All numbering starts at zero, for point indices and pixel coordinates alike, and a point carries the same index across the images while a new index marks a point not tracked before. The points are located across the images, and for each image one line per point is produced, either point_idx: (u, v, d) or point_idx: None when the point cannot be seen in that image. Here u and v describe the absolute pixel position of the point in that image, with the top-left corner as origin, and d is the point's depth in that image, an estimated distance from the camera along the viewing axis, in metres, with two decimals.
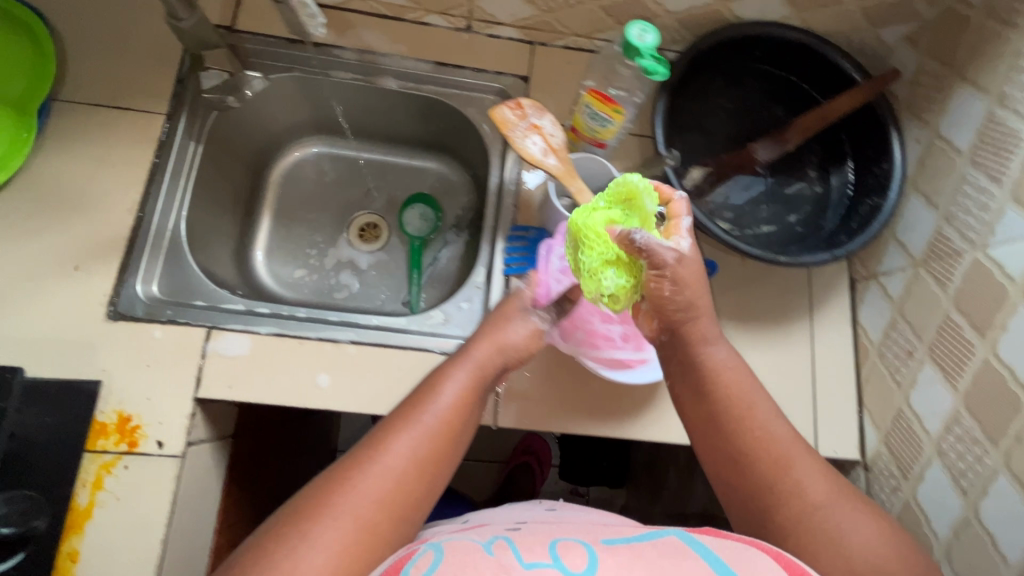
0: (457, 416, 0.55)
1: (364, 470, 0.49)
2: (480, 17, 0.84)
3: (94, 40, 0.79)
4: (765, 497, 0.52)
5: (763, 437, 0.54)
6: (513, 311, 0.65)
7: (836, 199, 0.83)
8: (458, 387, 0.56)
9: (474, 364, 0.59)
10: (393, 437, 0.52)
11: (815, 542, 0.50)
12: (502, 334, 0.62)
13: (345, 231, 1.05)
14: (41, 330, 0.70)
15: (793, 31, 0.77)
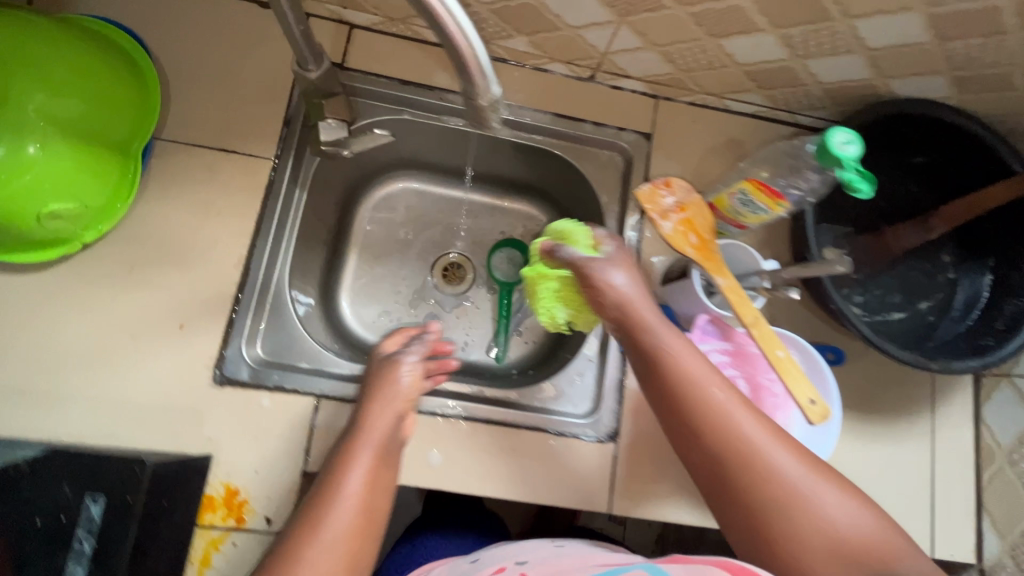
0: (374, 465, 0.56)
1: (308, 533, 0.49)
2: (608, 69, 0.78)
3: (198, 73, 0.74)
4: (740, 499, 0.50)
5: (736, 438, 0.51)
6: (383, 362, 0.67)
7: (971, 289, 0.77)
8: (382, 427, 0.59)
9: (374, 444, 0.57)
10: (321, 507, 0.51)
11: (797, 543, 0.47)
12: (391, 387, 0.63)
13: (429, 272, 0.98)
14: (148, 393, 0.66)
15: (955, 112, 0.71)
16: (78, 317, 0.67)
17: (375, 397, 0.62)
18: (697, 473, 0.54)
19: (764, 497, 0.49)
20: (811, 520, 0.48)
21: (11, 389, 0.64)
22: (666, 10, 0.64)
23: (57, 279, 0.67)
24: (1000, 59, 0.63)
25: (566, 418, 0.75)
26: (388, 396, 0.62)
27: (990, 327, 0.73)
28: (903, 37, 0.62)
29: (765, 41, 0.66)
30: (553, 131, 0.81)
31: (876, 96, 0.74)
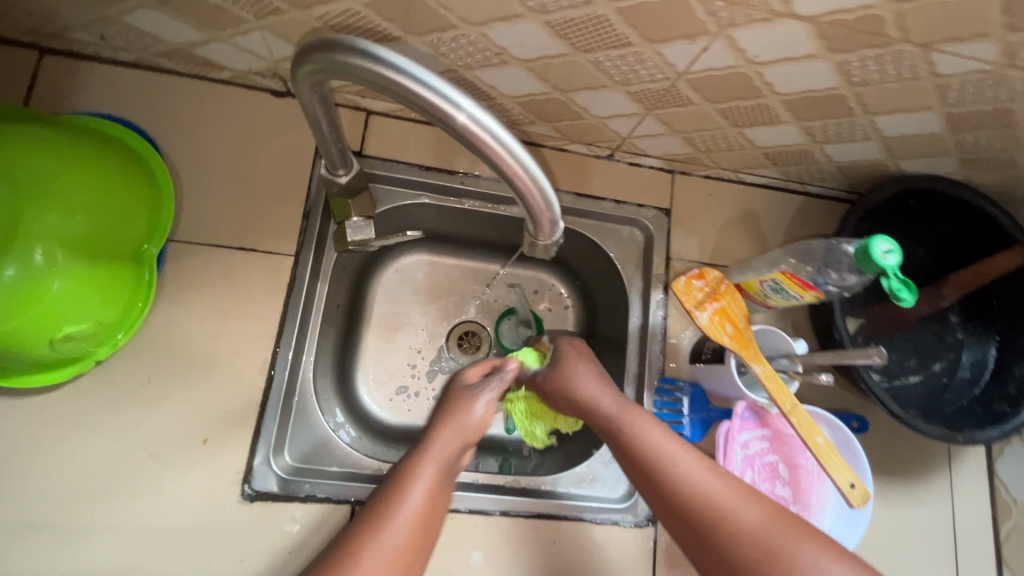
0: (425, 519, 0.54)
1: (371, 533, 0.52)
2: (627, 149, 0.79)
3: (211, 168, 0.71)
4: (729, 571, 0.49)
5: (728, 520, 0.50)
6: (461, 393, 0.66)
7: (981, 349, 0.81)
8: (426, 489, 0.56)
9: (440, 463, 0.58)
10: (372, 527, 0.52)
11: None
12: (464, 415, 0.62)
13: (442, 342, 0.94)
14: (169, 516, 0.63)
15: (961, 188, 0.73)
16: (92, 438, 0.63)
17: (448, 417, 0.62)
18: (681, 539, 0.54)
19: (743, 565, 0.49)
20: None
21: (22, 523, 0.60)
22: (694, 105, 0.65)
23: (68, 399, 0.63)
24: (1006, 146, 0.67)
25: (604, 503, 0.74)
26: (454, 419, 0.62)
27: (1002, 392, 0.76)
28: (919, 129, 0.65)
29: (787, 130, 0.68)
30: (574, 210, 0.81)
31: (885, 172, 0.77)
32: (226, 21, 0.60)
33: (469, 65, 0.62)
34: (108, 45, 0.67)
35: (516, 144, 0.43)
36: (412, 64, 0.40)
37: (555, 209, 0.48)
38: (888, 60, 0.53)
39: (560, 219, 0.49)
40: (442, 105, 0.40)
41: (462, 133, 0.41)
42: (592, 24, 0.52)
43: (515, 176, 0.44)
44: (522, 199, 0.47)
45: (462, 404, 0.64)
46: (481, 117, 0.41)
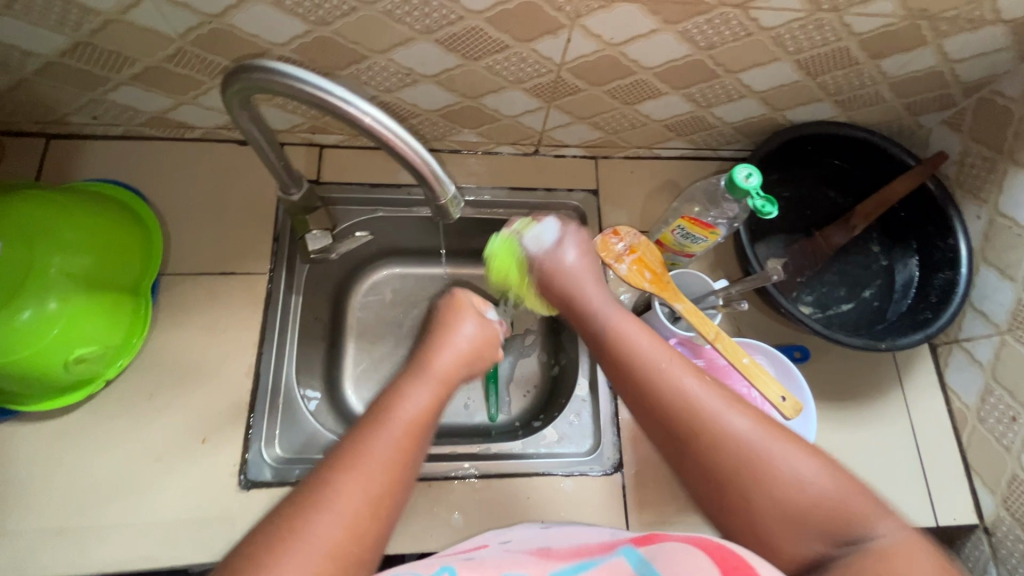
0: (418, 428, 0.55)
1: (366, 437, 0.52)
2: (548, 143, 0.89)
3: (192, 211, 0.83)
4: (724, 490, 0.51)
5: (717, 437, 0.52)
6: (449, 314, 0.72)
7: (903, 272, 0.87)
8: (418, 401, 0.57)
9: (434, 379, 0.61)
10: (370, 432, 0.52)
11: (783, 522, 0.48)
12: (452, 335, 0.68)
13: (423, 346, 0.96)
14: (176, 510, 0.70)
15: (846, 128, 0.82)
16: (107, 449, 0.72)
17: (437, 339, 0.67)
18: (710, 509, 0.53)
19: (741, 478, 0.50)
20: (781, 493, 0.49)
21: (49, 528, 0.68)
22: (584, 91, 0.76)
23: (84, 419, 0.73)
24: (863, 82, 0.76)
25: (572, 457, 0.81)
26: (447, 341, 0.67)
27: (925, 301, 0.82)
28: (782, 80, 0.75)
29: (672, 100, 0.78)
30: (512, 204, 0.90)
31: (779, 125, 0.86)
32: (189, 86, 0.74)
33: (389, 89, 0.74)
34: (100, 123, 0.81)
35: (414, 140, 0.52)
36: (324, 80, 0.49)
37: (451, 190, 0.56)
38: (719, 23, 0.64)
39: (458, 198, 0.57)
40: (350, 110, 0.50)
41: (368, 131, 0.51)
42: (471, 35, 0.65)
43: (417, 166, 0.53)
44: (420, 181, 0.54)
45: (456, 321, 0.70)
46: (375, 113, 0.50)
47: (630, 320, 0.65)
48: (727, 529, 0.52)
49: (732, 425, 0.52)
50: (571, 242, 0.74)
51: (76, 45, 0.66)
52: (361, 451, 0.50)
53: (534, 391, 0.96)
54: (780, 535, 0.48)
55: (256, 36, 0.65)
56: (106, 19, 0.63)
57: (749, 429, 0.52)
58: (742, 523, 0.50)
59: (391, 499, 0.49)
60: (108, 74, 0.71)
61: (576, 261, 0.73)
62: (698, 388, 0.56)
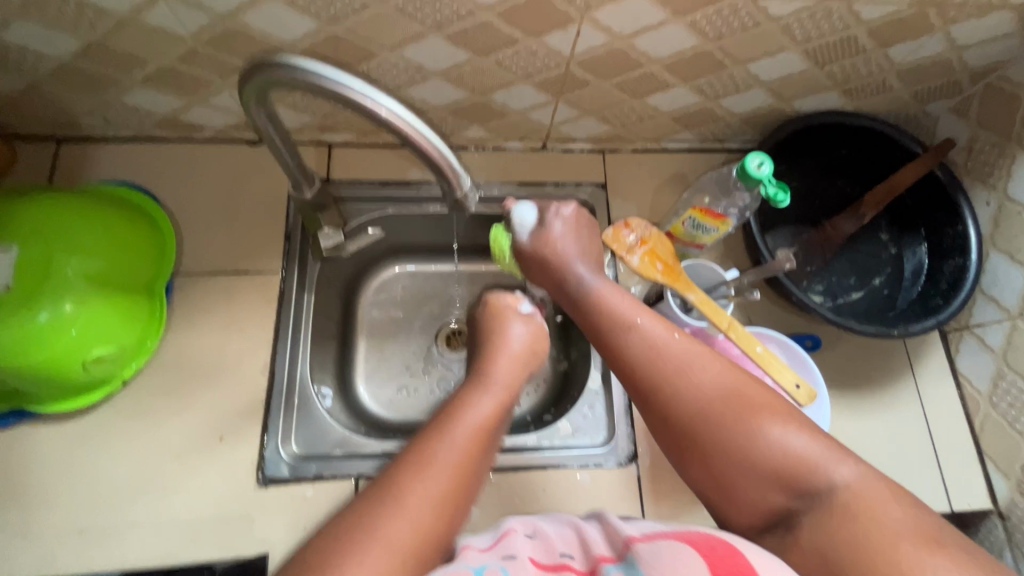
0: (487, 429, 0.57)
1: (435, 443, 0.53)
2: (556, 137, 0.89)
3: (203, 211, 0.84)
4: (694, 442, 0.52)
5: (684, 395, 0.53)
6: (501, 313, 0.72)
7: (912, 260, 0.87)
8: (486, 407, 0.59)
9: (498, 388, 0.62)
10: (434, 438, 0.54)
11: (747, 472, 0.49)
12: (505, 341, 0.69)
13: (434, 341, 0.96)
14: (196, 508, 0.71)
15: (853, 116, 0.82)
16: (126, 449, 0.72)
17: (491, 346, 0.69)
18: (686, 467, 0.54)
19: (703, 432, 0.52)
20: (745, 444, 0.50)
21: (72, 528, 0.68)
22: (593, 84, 0.76)
23: (103, 420, 0.73)
24: (871, 70, 0.76)
25: (586, 449, 0.81)
26: (503, 354, 0.67)
27: (936, 287, 0.82)
28: (789, 69, 0.75)
29: (680, 92, 0.79)
30: (521, 199, 0.90)
31: (787, 115, 0.86)
32: (200, 86, 0.74)
33: (399, 86, 0.75)
34: (111, 125, 0.82)
35: (430, 131, 0.52)
36: (340, 74, 0.50)
37: (467, 183, 0.56)
38: (728, 13, 0.65)
39: (474, 191, 0.57)
40: (367, 103, 0.50)
41: (385, 124, 0.51)
42: (481, 30, 0.65)
43: (433, 157, 0.53)
44: (436, 174, 0.55)
45: (502, 324, 0.71)
46: (392, 106, 0.50)
47: (615, 287, 0.65)
48: (701, 480, 0.53)
49: (706, 379, 0.53)
50: (560, 211, 0.70)
51: (89, 47, 0.67)
52: (428, 456, 0.52)
53: (545, 385, 0.96)
54: (741, 488, 0.50)
55: (268, 35, 0.66)
56: (119, 20, 0.63)
57: (713, 384, 0.53)
58: (708, 473, 0.52)
59: (451, 505, 0.50)
60: (120, 76, 0.72)
61: (563, 234, 0.69)
62: (674, 345, 0.57)
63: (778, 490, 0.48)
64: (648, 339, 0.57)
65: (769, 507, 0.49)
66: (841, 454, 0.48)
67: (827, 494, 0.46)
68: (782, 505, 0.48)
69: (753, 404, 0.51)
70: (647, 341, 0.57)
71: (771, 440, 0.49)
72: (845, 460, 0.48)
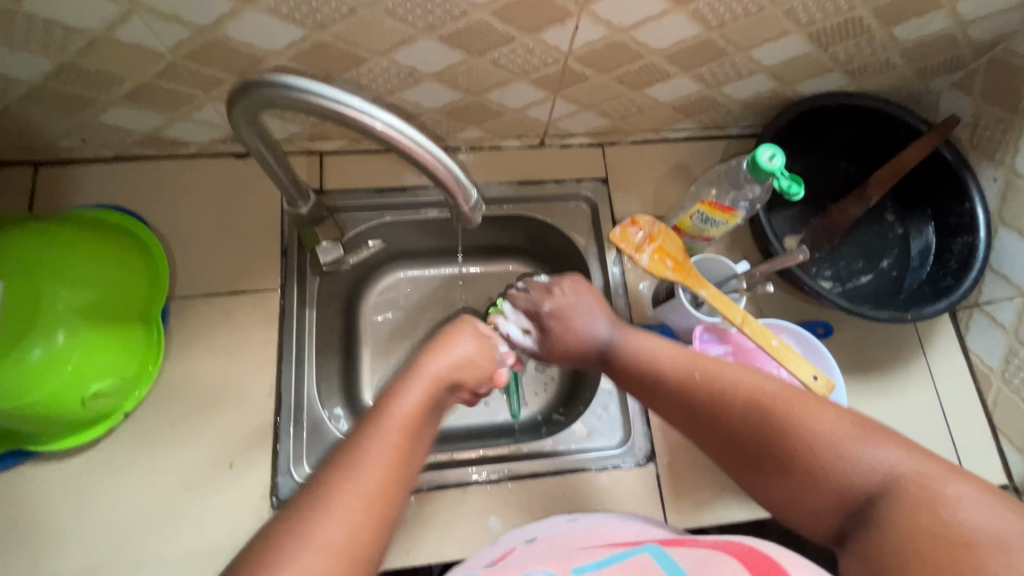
0: (419, 418, 0.55)
1: (360, 441, 0.50)
2: (554, 133, 0.87)
3: (194, 230, 0.80)
4: (759, 463, 0.54)
5: (734, 415, 0.56)
6: (459, 325, 0.68)
7: (920, 239, 0.86)
8: (416, 398, 0.56)
9: (427, 378, 0.59)
10: (367, 434, 0.51)
11: (820, 489, 0.50)
12: (446, 346, 0.64)
13: None
14: (211, 537, 0.69)
15: (857, 97, 0.80)
16: (132, 480, 0.70)
17: (430, 347, 0.63)
18: (760, 491, 0.55)
19: (769, 450, 0.53)
20: (804, 453, 0.51)
21: (84, 565, 0.67)
22: (591, 79, 0.74)
23: (107, 454, 0.71)
24: (874, 49, 0.75)
25: (604, 451, 0.80)
26: (443, 352, 0.62)
27: (946, 268, 0.82)
28: (792, 53, 0.73)
29: (680, 81, 0.76)
30: (521, 198, 0.87)
31: (788, 99, 0.84)
32: (182, 101, 0.71)
33: (392, 90, 0.72)
34: (90, 145, 0.78)
35: (432, 145, 0.50)
36: (335, 91, 0.47)
37: (473, 195, 0.54)
38: (731, 0, 0.62)
39: (480, 202, 0.55)
40: (364, 119, 0.47)
41: (385, 140, 0.48)
42: (476, 29, 0.62)
43: (438, 170, 0.51)
44: (441, 188, 0.53)
45: (450, 338, 0.65)
46: (390, 121, 0.48)
47: (637, 329, 0.69)
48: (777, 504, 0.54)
49: (748, 403, 0.55)
50: (558, 283, 0.74)
51: (61, 67, 0.63)
52: (358, 455, 0.49)
53: (555, 386, 0.94)
54: (818, 502, 0.50)
55: (251, 46, 0.62)
56: (92, 39, 0.59)
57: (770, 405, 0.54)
58: (776, 492, 0.53)
59: (384, 499, 0.48)
60: (96, 95, 0.68)
61: (570, 298, 0.72)
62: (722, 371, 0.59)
63: (840, 499, 0.49)
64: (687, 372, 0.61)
65: (836, 524, 0.49)
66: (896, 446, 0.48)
67: (887, 487, 0.46)
68: (842, 518, 0.49)
69: (795, 414, 0.53)
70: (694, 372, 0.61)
71: (844, 453, 0.49)
72: (897, 451, 0.48)
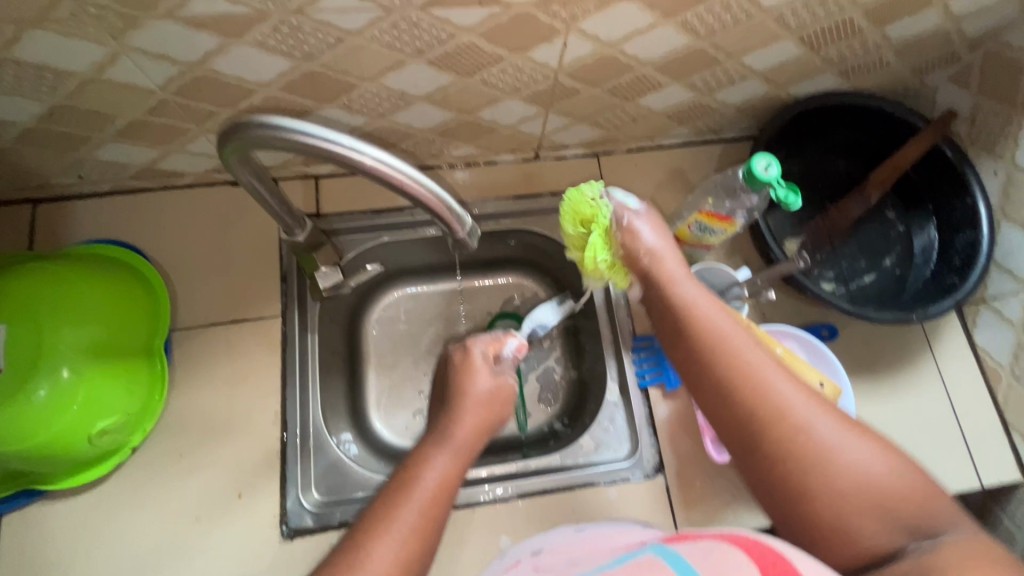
0: (446, 485, 0.57)
1: (390, 509, 0.53)
2: (548, 146, 0.86)
3: (194, 260, 0.81)
4: (794, 483, 0.52)
5: (805, 435, 0.52)
6: (471, 361, 0.70)
7: (923, 236, 0.85)
8: (440, 471, 0.58)
9: (456, 446, 0.62)
10: (396, 501, 0.54)
11: (855, 516, 0.50)
12: (470, 392, 0.67)
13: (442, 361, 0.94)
14: (222, 568, 0.69)
15: (851, 97, 0.80)
16: (143, 513, 0.71)
17: (456, 398, 0.67)
18: (781, 502, 0.53)
19: (814, 476, 0.51)
20: (873, 488, 0.50)
21: None
22: (582, 92, 0.73)
23: (116, 489, 0.71)
24: (867, 49, 0.74)
25: (611, 465, 0.79)
26: (468, 405, 0.66)
27: (949, 265, 0.81)
28: (785, 57, 0.73)
29: (673, 90, 0.76)
30: (518, 212, 0.87)
31: (783, 101, 0.83)
32: (175, 135, 0.71)
33: (383, 114, 0.72)
34: (86, 181, 0.78)
35: (424, 178, 0.50)
36: (321, 129, 0.47)
37: (467, 222, 0.54)
38: (720, 10, 0.62)
39: (475, 228, 0.55)
40: (353, 155, 0.47)
41: (375, 173, 0.48)
42: (464, 51, 0.62)
43: (430, 202, 0.50)
44: (435, 217, 0.52)
45: (470, 375, 0.69)
46: (379, 156, 0.48)
47: (716, 304, 0.62)
48: (798, 520, 0.52)
49: (806, 424, 0.52)
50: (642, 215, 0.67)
51: (53, 109, 0.63)
52: (388, 522, 0.52)
53: (562, 396, 0.94)
54: (850, 524, 0.50)
55: (240, 79, 0.62)
56: (82, 80, 0.60)
57: (833, 430, 0.52)
58: (806, 515, 0.51)
59: (414, 563, 0.51)
60: (90, 133, 0.68)
61: (652, 240, 0.66)
62: (787, 389, 0.54)
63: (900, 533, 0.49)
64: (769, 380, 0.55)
65: (870, 549, 0.50)
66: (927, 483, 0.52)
67: (945, 535, 0.47)
68: (880, 552, 0.49)
69: (857, 458, 0.51)
70: (779, 396, 0.54)
71: (885, 485, 0.50)
72: (953, 516, 0.49)
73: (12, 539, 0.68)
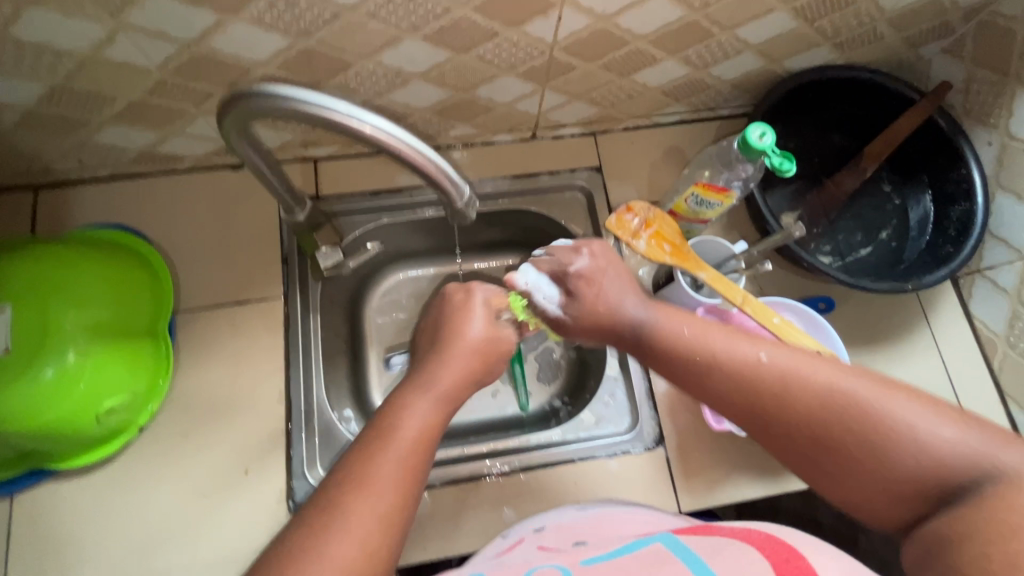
0: (425, 433, 0.58)
1: (368, 457, 0.54)
2: (545, 125, 0.87)
3: (195, 243, 0.81)
4: (819, 451, 0.52)
5: (820, 405, 0.52)
6: (465, 300, 0.70)
7: (919, 209, 0.86)
8: (422, 417, 0.59)
9: (440, 393, 0.62)
10: (376, 447, 0.55)
11: (888, 477, 0.48)
12: (461, 337, 0.67)
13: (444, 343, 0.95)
14: (232, 543, 0.71)
15: (847, 69, 0.80)
16: (152, 491, 0.72)
17: (446, 341, 0.67)
18: (819, 477, 0.53)
19: (835, 440, 0.51)
20: (897, 441, 0.48)
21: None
22: (578, 68, 0.74)
23: (124, 468, 0.72)
24: (861, 21, 0.74)
25: (613, 438, 0.80)
26: (458, 352, 0.66)
27: (945, 236, 0.82)
28: (779, 30, 0.73)
29: (668, 65, 0.76)
30: (516, 192, 0.88)
31: (778, 76, 0.84)
32: (174, 117, 0.71)
33: (380, 93, 0.72)
34: (86, 166, 0.79)
35: (423, 145, 0.50)
36: (322, 96, 0.48)
37: (466, 192, 0.54)
38: None
39: (473, 198, 0.55)
40: (353, 123, 0.48)
41: (375, 141, 0.49)
42: (459, 26, 0.63)
43: (429, 170, 0.51)
44: (433, 187, 0.53)
45: (466, 317, 0.69)
46: (379, 124, 0.48)
47: (675, 309, 0.66)
48: (841, 494, 0.52)
49: (811, 395, 0.52)
50: (581, 252, 0.70)
51: (53, 90, 0.64)
52: (369, 470, 0.53)
53: (563, 374, 0.95)
54: (883, 488, 0.49)
55: (238, 58, 0.63)
56: (81, 60, 0.60)
57: (846, 386, 0.52)
58: (847, 482, 0.51)
59: (399, 512, 0.52)
60: (89, 115, 0.69)
61: (593, 284, 0.69)
62: (778, 357, 0.56)
63: (928, 495, 0.47)
64: (758, 359, 0.56)
65: (912, 512, 0.48)
66: (956, 422, 0.48)
67: (987, 480, 0.44)
68: (919, 513, 0.48)
69: (884, 407, 0.50)
70: (781, 367, 0.55)
71: (915, 433, 0.48)
72: (1012, 448, 0.46)
73: (24, 519, 0.70)
